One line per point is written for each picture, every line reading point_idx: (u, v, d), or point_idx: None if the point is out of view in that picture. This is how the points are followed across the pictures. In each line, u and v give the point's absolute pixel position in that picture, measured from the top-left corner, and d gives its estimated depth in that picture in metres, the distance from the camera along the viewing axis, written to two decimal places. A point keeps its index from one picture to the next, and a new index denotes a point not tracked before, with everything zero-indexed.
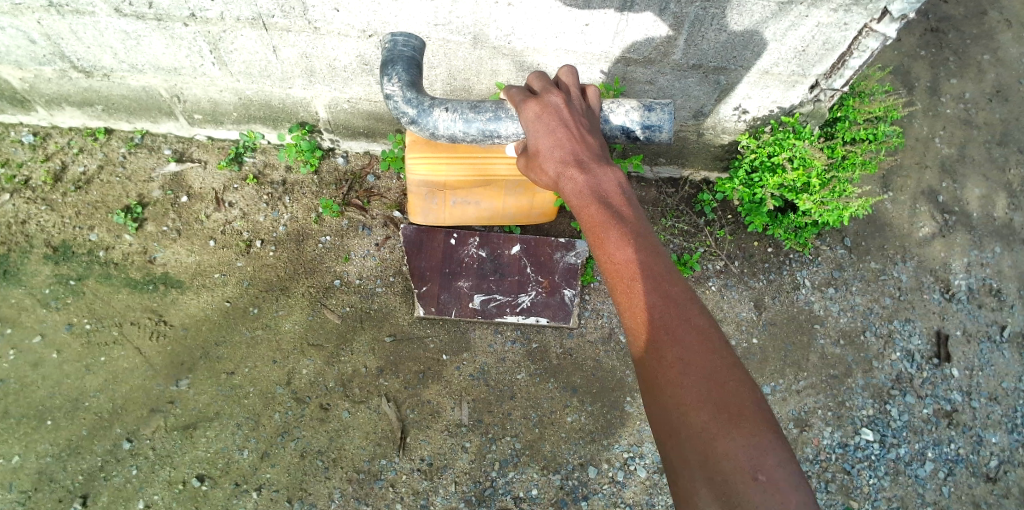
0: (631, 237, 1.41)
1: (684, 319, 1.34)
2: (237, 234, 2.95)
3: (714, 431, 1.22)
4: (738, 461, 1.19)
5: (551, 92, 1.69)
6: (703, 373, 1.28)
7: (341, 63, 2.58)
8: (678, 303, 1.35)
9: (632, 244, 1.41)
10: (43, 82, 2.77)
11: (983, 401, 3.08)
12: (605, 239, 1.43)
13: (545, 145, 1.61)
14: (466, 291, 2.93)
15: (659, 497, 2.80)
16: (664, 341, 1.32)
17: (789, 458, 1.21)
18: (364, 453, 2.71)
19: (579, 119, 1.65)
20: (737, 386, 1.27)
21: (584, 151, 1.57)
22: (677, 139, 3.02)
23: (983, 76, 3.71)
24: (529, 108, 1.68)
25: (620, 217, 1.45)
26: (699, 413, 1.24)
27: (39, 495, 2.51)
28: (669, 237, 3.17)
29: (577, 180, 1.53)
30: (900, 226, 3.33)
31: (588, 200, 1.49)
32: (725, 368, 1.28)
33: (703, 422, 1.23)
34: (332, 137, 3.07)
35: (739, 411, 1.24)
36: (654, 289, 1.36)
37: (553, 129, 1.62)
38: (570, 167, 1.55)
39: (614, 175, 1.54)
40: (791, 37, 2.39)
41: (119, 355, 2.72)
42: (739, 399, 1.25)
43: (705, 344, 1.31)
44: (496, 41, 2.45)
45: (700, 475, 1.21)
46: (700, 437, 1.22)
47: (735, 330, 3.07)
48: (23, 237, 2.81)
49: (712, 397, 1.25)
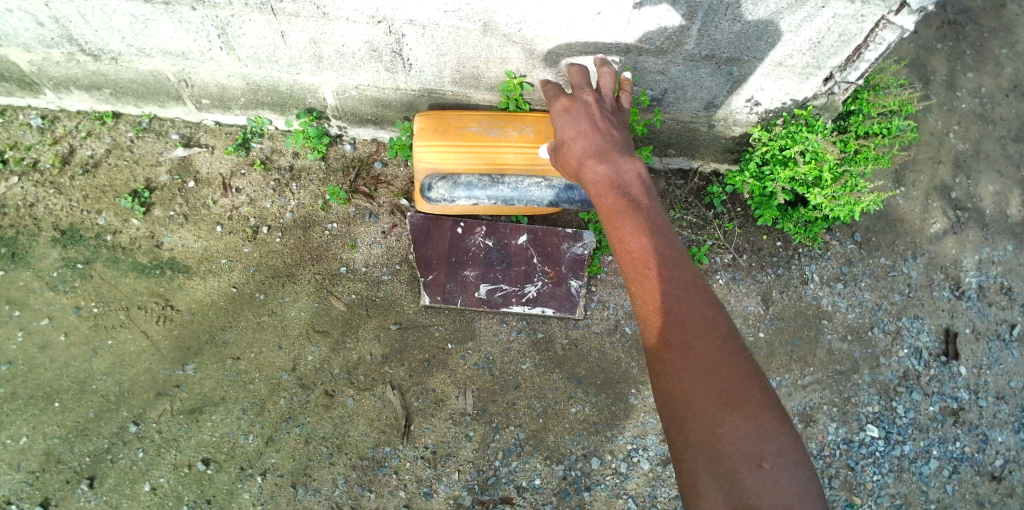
0: (647, 226, 1.47)
1: (696, 306, 1.36)
2: (244, 220, 2.95)
3: (719, 418, 1.23)
4: (744, 448, 1.20)
5: (583, 97, 1.90)
6: (707, 360, 1.29)
7: (349, 49, 2.56)
8: (689, 289, 1.38)
9: (646, 232, 1.46)
10: (51, 65, 2.75)
11: (991, 400, 3.06)
12: (621, 226, 1.49)
13: (572, 139, 1.80)
14: (471, 280, 2.92)
15: (662, 489, 2.81)
16: (671, 326, 1.34)
17: (792, 448, 1.22)
18: (369, 440, 2.72)
19: (606, 120, 1.85)
20: (744, 376, 1.28)
21: (607, 145, 1.74)
22: (687, 130, 2.98)
23: (1000, 70, 3.64)
24: (562, 111, 1.90)
25: (635, 206, 1.52)
26: (705, 398, 1.25)
27: (46, 475, 2.55)
28: (677, 230, 3.15)
29: (599, 170, 1.65)
30: (912, 222, 3.29)
31: (606, 190, 1.60)
32: (733, 357, 1.30)
33: (708, 408, 1.24)
34: (340, 123, 3.05)
35: (745, 398, 1.25)
36: (669, 276, 1.38)
37: (579, 126, 1.82)
38: (592, 159, 1.69)
39: (633, 167, 1.63)
40: (806, 28, 2.35)
41: (126, 338, 2.73)
42: (745, 386, 1.26)
43: (714, 332, 1.33)
44: (505, 29, 2.42)
45: (703, 459, 1.21)
46: (705, 421, 1.24)
47: (741, 324, 3.06)
48: (31, 220, 2.82)
49: (718, 383, 1.26)
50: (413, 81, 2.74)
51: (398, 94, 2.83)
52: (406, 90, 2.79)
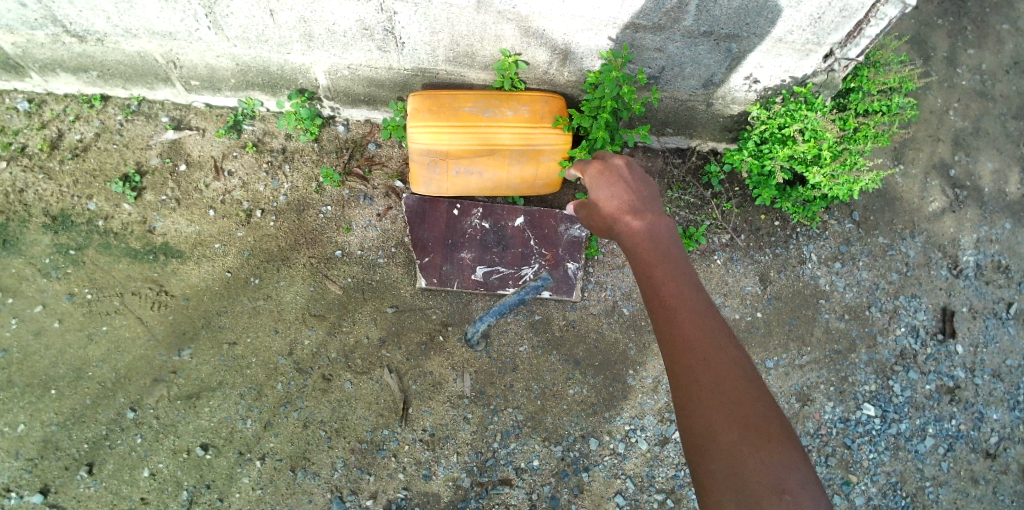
0: (675, 274, 1.50)
1: (722, 346, 1.38)
2: (237, 204, 2.91)
3: (739, 448, 1.27)
4: (767, 478, 1.25)
5: (612, 155, 1.90)
6: (731, 397, 1.32)
7: (340, 28, 2.51)
8: (715, 332, 1.40)
9: (675, 278, 1.49)
10: (36, 47, 2.68)
11: (986, 378, 3.08)
12: (651, 272, 1.52)
13: (602, 193, 1.82)
14: (468, 262, 2.90)
15: (660, 469, 2.83)
16: (697, 366, 1.35)
17: (809, 476, 1.28)
18: (367, 423, 2.73)
19: (635, 173, 1.84)
20: (764, 411, 1.32)
21: (636, 197, 1.75)
22: (685, 109, 2.94)
23: (1001, 46, 3.59)
24: (592, 167, 1.91)
25: (666, 256, 1.55)
26: (728, 432, 1.29)
27: (45, 463, 2.55)
28: (674, 210, 3.13)
29: (630, 221, 1.69)
30: (910, 201, 3.27)
31: (637, 240, 1.63)
32: (756, 394, 1.34)
33: (732, 441, 1.28)
34: (332, 104, 3.00)
35: (766, 430, 1.30)
36: (697, 320, 1.41)
37: (612, 183, 1.82)
38: (624, 212, 1.72)
39: (663, 219, 1.67)
40: (807, 3, 2.30)
41: (121, 324, 2.72)
42: (766, 420, 1.31)
43: (736, 370, 1.36)
44: (500, 6, 2.36)
45: (726, 489, 1.26)
46: (728, 452, 1.27)
47: (739, 304, 3.05)
48: (21, 206, 2.77)
49: (741, 419, 1.30)
50: (406, 60, 2.69)
51: (391, 74, 2.78)
52: (399, 69, 2.74)
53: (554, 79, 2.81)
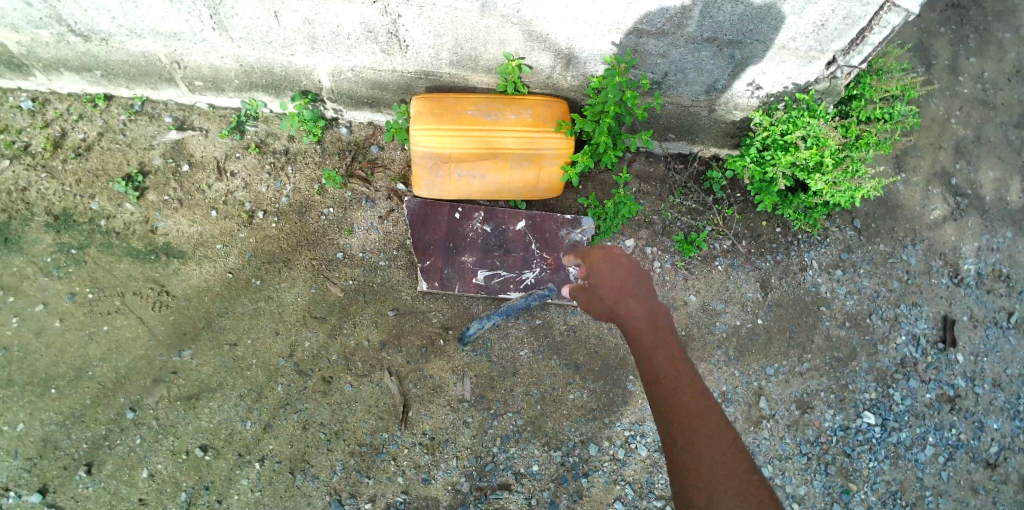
0: (671, 357, 2.26)
1: (704, 405, 2.13)
2: (239, 205, 2.91)
3: (722, 481, 1.91)
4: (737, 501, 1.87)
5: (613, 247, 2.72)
6: (713, 446, 1.99)
7: (344, 30, 2.51)
8: (695, 395, 2.16)
9: (674, 364, 2.23)
10: (40, 46, 2.69)
11: (987, 388, 3.08)
12: (655, 357, 2.27)
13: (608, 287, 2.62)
14: (469, 266, 2.90)
15: (659, 476, 2.82)
16: (685, 419, 2.07)
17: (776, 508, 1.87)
18: (367, 426, 2.73)
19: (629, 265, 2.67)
20: (741, 459, 1.97)
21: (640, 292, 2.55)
22: (687, 115, 2.94)
23: (1003, 55, 3.60)
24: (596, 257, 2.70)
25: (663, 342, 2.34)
26: (709, 470, 1.93)
27: (44, 462, 2.55)
28: (676, 216, 3.13)
29: (632, 307, 2.48)
30: (912, 209, 3.27)
31: (638, 322, 2.42)
32: (731, 446, 1.99)
33: (718, 480, 1.91)
34: (335, 106, 3.01)
35: (740, 473, 1.93)
36: (688, 391, 2.16)
37: (614, 273, 2.64)
38: (627, 301, 2.52)
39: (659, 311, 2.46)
40: (810, 11, 2.31)
41: (122, 324, 2.72)
42: (739, 464, 1.95)
43: (718, 430, 2.03)
44: (504, 9, 2.37)
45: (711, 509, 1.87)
46: (710, 482, 1.91)
47: (740, 310, 3.05)
48: (23, 205, 2.77)
49: (721, 460, 1.96)
50: (410, 63, 2.70)
51: (394, 76, 2.78)
52: (402, 72, 2.75)
53: (557, 83, 2.81)
